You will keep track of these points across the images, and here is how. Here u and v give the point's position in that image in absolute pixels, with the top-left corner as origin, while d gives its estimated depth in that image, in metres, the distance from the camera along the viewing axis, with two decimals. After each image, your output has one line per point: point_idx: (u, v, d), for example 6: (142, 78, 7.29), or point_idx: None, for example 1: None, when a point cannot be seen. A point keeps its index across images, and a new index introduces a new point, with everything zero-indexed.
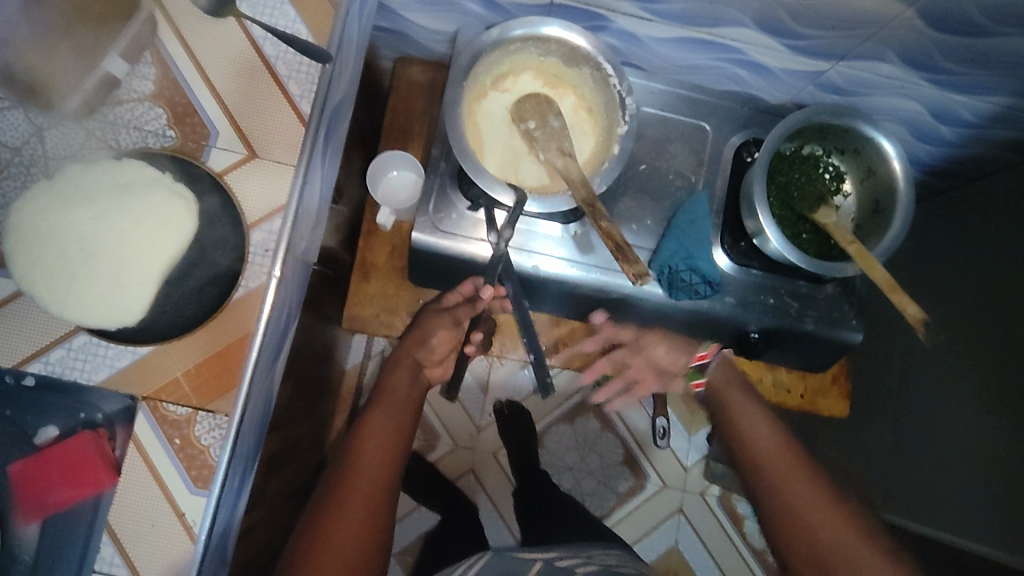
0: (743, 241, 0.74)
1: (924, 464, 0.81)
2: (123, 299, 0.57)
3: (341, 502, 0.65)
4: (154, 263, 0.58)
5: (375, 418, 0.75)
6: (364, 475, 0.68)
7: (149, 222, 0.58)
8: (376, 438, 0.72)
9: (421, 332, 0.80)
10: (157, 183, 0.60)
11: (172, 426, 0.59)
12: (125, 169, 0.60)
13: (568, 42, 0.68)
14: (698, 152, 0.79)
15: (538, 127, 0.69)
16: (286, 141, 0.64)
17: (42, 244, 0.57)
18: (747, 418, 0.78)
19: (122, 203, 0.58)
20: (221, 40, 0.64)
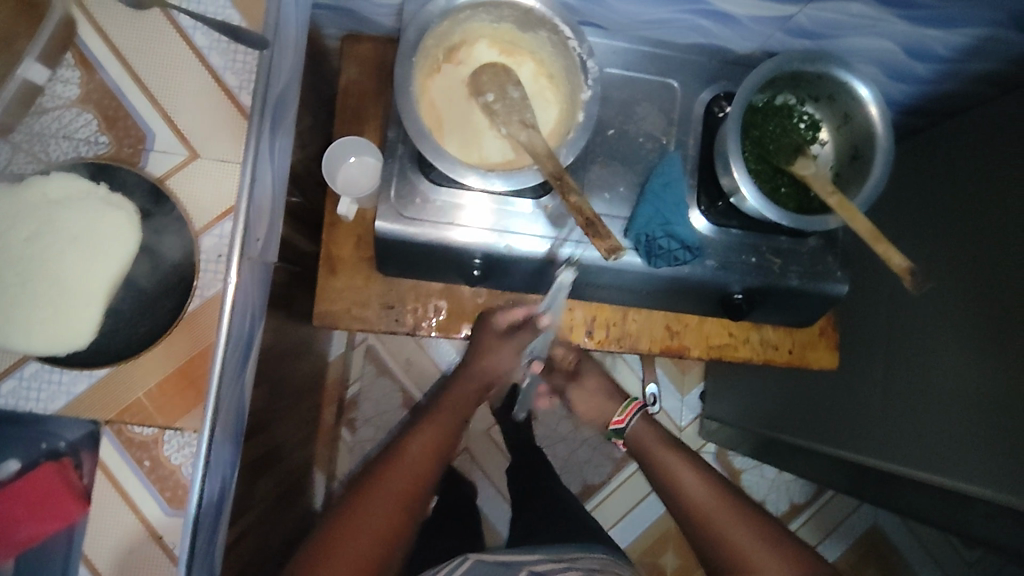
0: (720, 201, 0.72)
1: (917, 409, 0.80)
2: (71, 322, 0.54)
3: (385, 472, 0.68)
4: (102, 280, 0.55)
5: (423, 432, 0.73)
6: (399, 472, 0.68)
7: (91, 238, 0.54)
8: (422, 439, 0.72)
9: (478, 360, 0.79)
10: (90, 196, 0.55)
11: (140, 448, 0.57)
12: (53, 183, 0.55)
13: (521, 6, 0.64)
14: (667, 111, 0.76)
15: (497, 99, 0.66)
16: (230, 138, 0.60)
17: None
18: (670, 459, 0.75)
19: (60, 220, 0.54)
20: (148, 33, 0.59)
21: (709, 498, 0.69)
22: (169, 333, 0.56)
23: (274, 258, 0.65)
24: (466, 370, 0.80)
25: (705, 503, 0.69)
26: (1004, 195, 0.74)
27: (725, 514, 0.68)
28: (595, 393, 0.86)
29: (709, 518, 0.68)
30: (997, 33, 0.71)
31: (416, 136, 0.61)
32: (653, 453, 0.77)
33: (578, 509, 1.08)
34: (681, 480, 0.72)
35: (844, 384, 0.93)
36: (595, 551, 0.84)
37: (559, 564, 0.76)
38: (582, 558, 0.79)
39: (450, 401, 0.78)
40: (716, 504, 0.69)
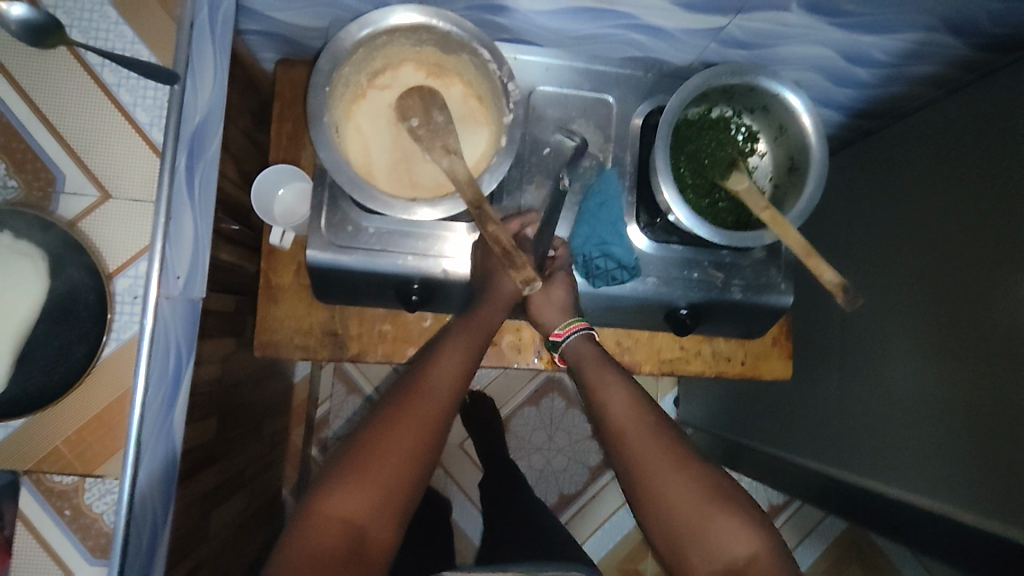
0: (658, 219, 0.70)
1: (874, 407, 0.79)
2: None
3: (402, 413, 0.57)
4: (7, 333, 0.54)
5: (448, 362, 0.62)
6: (417, 416, 0.57)
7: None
8: (444, 375, 0.61)
9: (491, 287, 0.68)
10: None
11: (60, 497, 0.56)
12: None
13: (437, 30, 0.63)
14: (603, 127, 0.75)
15: (421, 124, 0.64)
16: (143, 177, 0.59)
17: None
18: (600, 381, 0.62)
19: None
20: (52, 72, 0.58)
21: (633, 423, 0.58)
22: (85, 380, 0.56)
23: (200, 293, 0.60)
24: (487, 291, 0.68)
25: (631, 430, 0.58)
26: (946, 198, 0.73)
27: (649, 443, 0.57)
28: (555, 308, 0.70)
29: (625, 438, 0.58)
30: (933, 36, 0.70)
31: (331, 166, 0.60)
32: (584, 370, 0.64)
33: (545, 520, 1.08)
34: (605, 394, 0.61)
35: (804, 391, 0.92)
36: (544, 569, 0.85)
37: None
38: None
39: (476, 326, 0.67)
40: (642, 433, 0.58)
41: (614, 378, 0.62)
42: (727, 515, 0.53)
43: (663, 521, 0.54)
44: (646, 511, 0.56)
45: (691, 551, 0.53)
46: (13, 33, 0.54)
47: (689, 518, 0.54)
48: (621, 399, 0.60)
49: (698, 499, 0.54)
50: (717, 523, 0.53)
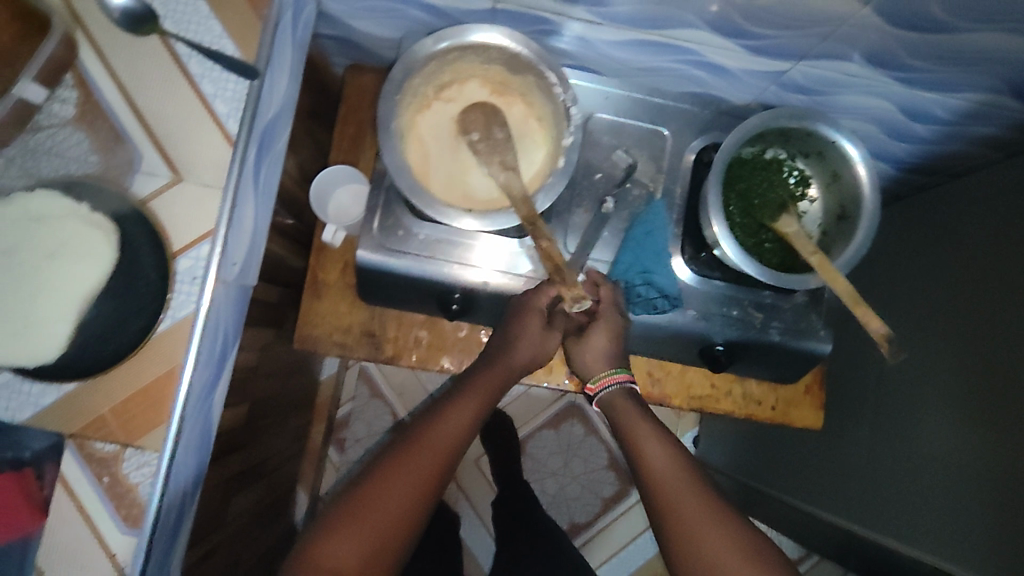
0: (703, 252, 0.70)
1: (902, 471, 0.77)
2: (41, 339, 0.54)
3: (406, 459, 0.58)
4: (69, 305, 0.54)
5: (457, 411, 0.62)
6: (421, 463, 0.58)
7: (63, 258, 0.54)
8: (453, 424, 0.62)
9: (511, 340, 0.68)
10: (71, 215, 0.56)
11: (99, 464, 0.57)
12: (36, 201, 0.55)
13: (507, 50, 0.65)
14: (656, 158, 0.76)
15: (481, 138, 0.67)
16: (214, 163, 0.62)
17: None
18: (638, 433, 0.62)
19: (29, 242, 0.54)
20: (144, 57, 0.62)
21: (673, 479, 0.58)
22: (137, 353, 0.58)
23: (253, 281, 0.65)
24: (507, 342, 0.68)
25: (670, 485, 0.58)
26: (996, 260, 0.72)
27: (689, 499, 0.56)
28: (597, 354, 0.68)
29: (666, 495, 0.57)
30: (997, 98, 0.70)
31: (393, 170, 0.62)
32: (620, 421, 0.65)
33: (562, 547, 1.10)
34: (643, 448, 0.61)
35: (835, 443, 0.90)
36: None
37: None
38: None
39: (490, 376, 0.66)
40: (681, 488, 0.57)
41: (651, 430, 0.62)
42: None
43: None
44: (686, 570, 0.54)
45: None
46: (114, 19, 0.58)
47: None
48: (659, 452, 0.60)
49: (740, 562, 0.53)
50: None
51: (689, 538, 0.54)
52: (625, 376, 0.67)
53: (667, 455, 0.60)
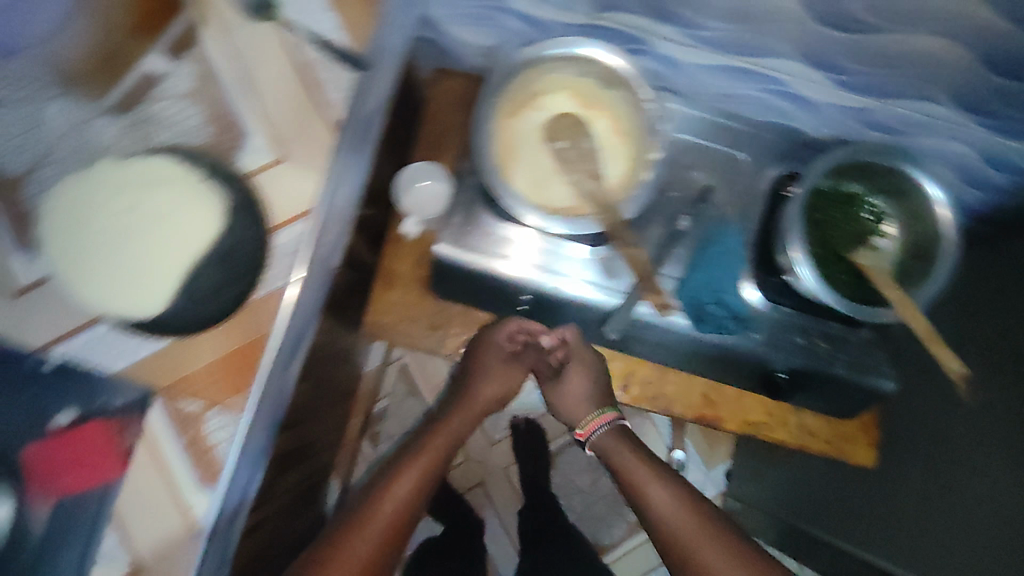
0: (776, 277, 0.70)
1: (936, 515, 0.79)
2: (151, 292, 0.57)
3: (354, 528, 0.70)
4: (167, 257, 0.57)
5: (405, 476, 0.75)
6: (375, 527, 0.70)
7: (175, 221, 0.57)
8: (401, 488, 0.74)
9: (471, 393, 0.85)
10: (187, 181, 0.58)
11: (182, 421, 0.60)
12: (157, 166, 0.58)
13: (605, 64, 0.67)
14: (732, 182, 0.77)
15: (570, 146, 0.70)
16: (317, 146, 0.65)
17: (57, 248, 0.57)
18: (641, 477, 0.76)
19: (133, 197, 0.57)
20: (261, 43, 0.65)
21: (682, 519, 0.71)
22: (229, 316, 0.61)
23: (335, 264, 0.68)
24: (463, 394, 0.85)
25: (683, 525, 0.70)
26: None
27: (703, 536, 0.69)
28: (574, 398, 0.82)
29: (685, 535, 0.69)
30: None
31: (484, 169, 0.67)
32: (621, 463, 0.78)
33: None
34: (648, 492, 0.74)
35: (883, 484, 0.89)
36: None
37: None
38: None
39: (445, 431, 0.83)
40: (693, 529, 0.70)
41: (645, 470, 0.76)
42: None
43: None
44: None
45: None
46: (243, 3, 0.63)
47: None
48: (665, 498, 0.73)
49: None
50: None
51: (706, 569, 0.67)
52: (605, 416, 0.80)
53: (668, 497, 0.73)
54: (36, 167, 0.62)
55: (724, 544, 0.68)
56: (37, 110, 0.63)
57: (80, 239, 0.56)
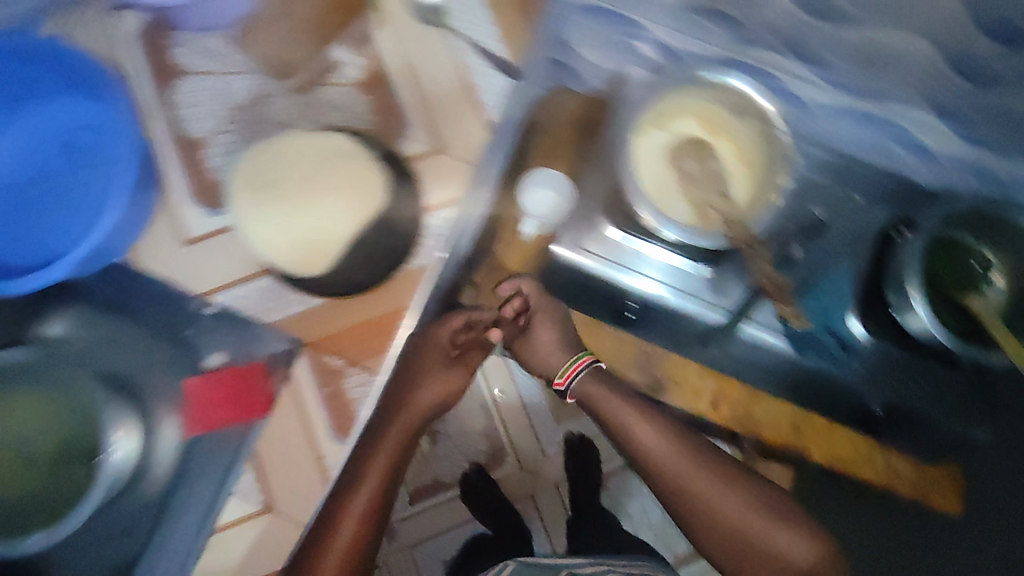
0: (881, 313, 0.73)
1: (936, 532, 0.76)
2: (320, 255, 0.62)
3: (326, 535, 0.72)
4: (336, 231, 0.62)
5: (361, 491, 0.75)
6: (345, 527, 0.73)
7: (350, 194, 0.63)
8: (363, 494, 0.76)
9: (408, 399, 0.81)
10: (364, 162, 0.64)
11: (327, 375, 0.66)
12: (338, 144, 0.64)
13: (744, 93, 0.71)
14: (842, 221, 0.79)
15: (698, 167, 0.73)
16: (467, 142, 0.71)
17: (243, 187, 0.62)
18: (626, 418, 0.80)
19: (324, 169, 0.63)
20: (426, 44, 0.72)
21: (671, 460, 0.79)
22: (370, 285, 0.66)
23: (462, 250, 0.77)
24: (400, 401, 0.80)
25: (671, 465, 0.80)
26: None
27: (692, 470, 0.79)
28: (550, 340, 0.84)
29: (670, 470, 0.80)
30: None
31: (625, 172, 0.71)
32: (598, 405, 0.82)
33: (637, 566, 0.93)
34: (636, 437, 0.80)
35: None
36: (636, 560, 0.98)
37: None
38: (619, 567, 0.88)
39: (386, 445, 0.78)
40: (682, 467, 0.79)
41: (630, 410, 0.81)
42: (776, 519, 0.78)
43: (708, 526, 0.78)
44: (693, 517, 0.79)
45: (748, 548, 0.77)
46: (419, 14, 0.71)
47: (731, 520, 0.78)
48: (646, 433, 0.80)
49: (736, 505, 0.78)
50: (762, 522, 0.78)
51: (689, 489, 0.79)
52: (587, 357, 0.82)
53: (654, 433, 0.80)
54: (216, 134, 0.68)
55: (714, 476, 0.79)
56: (221, 79, 0.69)
57: (266, 187, 0.62)
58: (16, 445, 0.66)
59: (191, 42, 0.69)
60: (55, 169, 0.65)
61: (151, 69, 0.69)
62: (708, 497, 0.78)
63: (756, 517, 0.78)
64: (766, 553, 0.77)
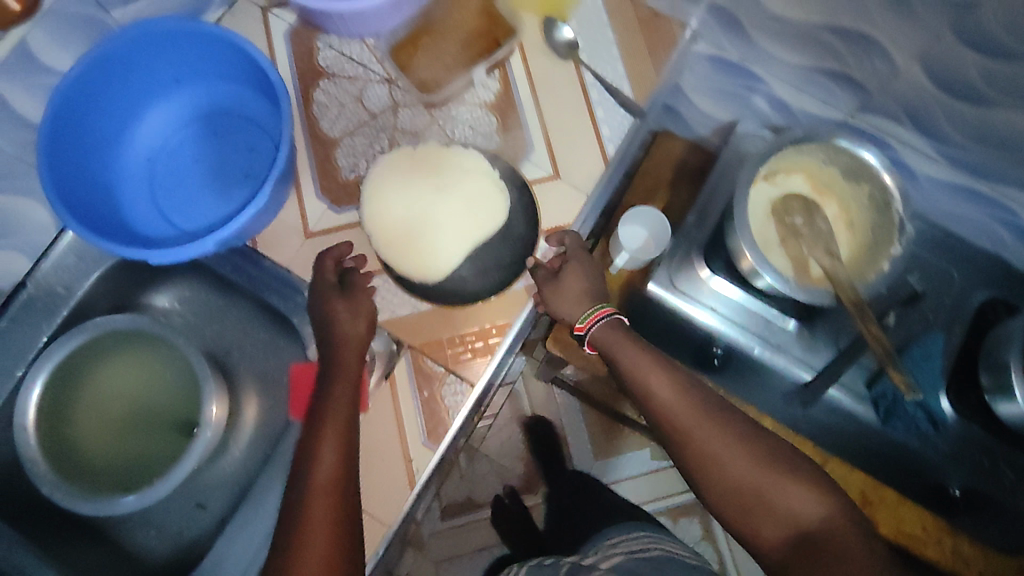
0: (974, 394, 0.75)
1: None
2: (437, 263, 0.65)
3: (305, 518, 0.50)
4: (438, 241, 0.65)
5: (325, 447, 0.54)
6: (320, 510, 0.51)
7: (471, 209, 0.66)
8: (324, 468, 0.53)
9: (335, 323, 0.62)
10: (488, 180, 0.67)
11: (425, 378, 0.68)
12: (467, 160, 0.67)
13: (859, 158, 0.71)
14: (942, 295, 0.78)
15: (805, 224, 0.73)
16: (584, 169, 0.73)
17: (384, 174, 0.67)
18: (634, 358, 0.60)
19: (456, 186, 0.66)
20: (556, 73, 0.75)
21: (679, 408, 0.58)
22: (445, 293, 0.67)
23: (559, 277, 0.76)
24: (331, 346, 0.61)
25: (680, 411, 0.58)
26: None
27: (698, 418, 0.58)
28: (576, 290, 0.64)
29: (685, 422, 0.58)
30: None
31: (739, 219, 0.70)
32: (610, 347, 0.61)
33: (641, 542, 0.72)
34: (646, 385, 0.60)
35: None
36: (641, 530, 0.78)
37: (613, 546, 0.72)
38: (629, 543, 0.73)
39: (343, 378, 0.59)
40: (689, 414, 0.58)
41: (634, 344, 0.60)
42: (791, 479, 0.55)
43: (735, 499, 0.56)
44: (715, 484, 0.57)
45: (768, 515, 0.55)
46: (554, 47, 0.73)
47: (760, 487, 0.55)
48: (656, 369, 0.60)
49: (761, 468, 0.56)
50: (775, 478, 0.55)
51: (726, 455, 0.56)
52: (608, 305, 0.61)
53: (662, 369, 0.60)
54: (349, 137, 0.73)
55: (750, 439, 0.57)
56: (361, 86, 0.73)
57: (403, 179, 0.67)
58: (130, 398, 0.72)
59: (337, 48, 0.74)
60: (204, 154, 0.71)
61: (298, 69, 0.74)
62: (727, 459, 0.56)
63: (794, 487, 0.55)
64: (772, 515, 0.55)
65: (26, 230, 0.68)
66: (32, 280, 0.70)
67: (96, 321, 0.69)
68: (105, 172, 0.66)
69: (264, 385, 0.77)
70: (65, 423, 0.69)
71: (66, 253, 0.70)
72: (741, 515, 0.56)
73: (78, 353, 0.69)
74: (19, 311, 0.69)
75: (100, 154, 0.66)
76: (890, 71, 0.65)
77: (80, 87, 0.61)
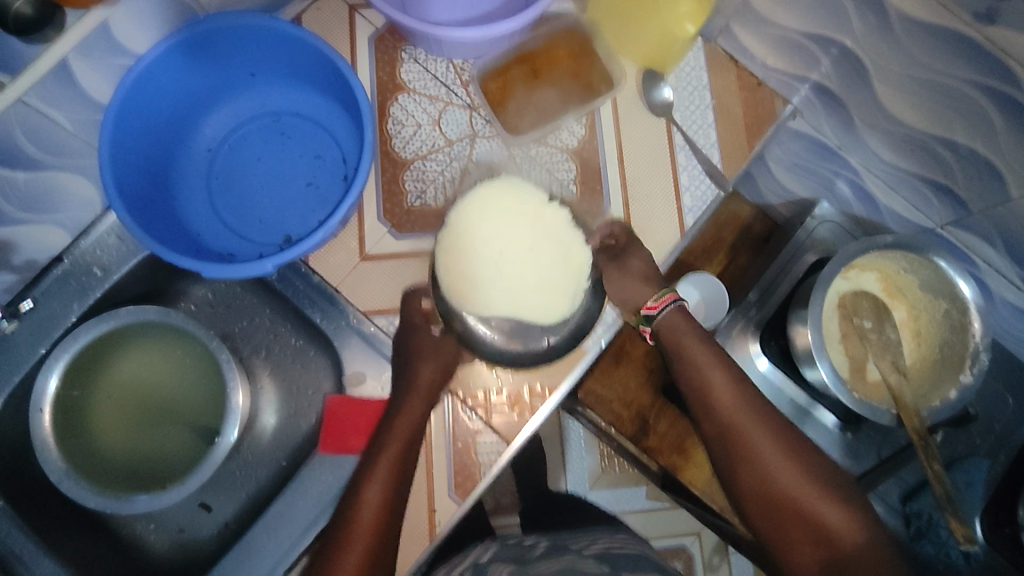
0: (1007, 526, 0.70)
1: None
2: (473, 296, 0.64)
3: (345, 541, 0.57)
4: (472, 256, 0.63)
5: (373, 481, 0.59)
6: (355, 547, 0.56)
7: (536, 283, 0.63)
8: (372, 491, 0.58)
9: (410, 362, 0.64)
10: (570, 279, 0.64)
11: (462, 431, 0.66)
12: (570, 255, 0.64)
13: (948, 275, 0.67)
14: (992, 419, 0.75)
15: (875, 330, 0.69)
16: (660, 234, 0.69)
17: (554, 216, 0.64)
18: (698, 359, 0.63)
19: (532, 284, 0.63)
20: (644, 127, 0.71)
21: (735, 410, 0.61)
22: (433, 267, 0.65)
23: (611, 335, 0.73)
24: (405, 374, 0.63)
25: (733, 411, 0.61)
26: None
27: (750, 422, 0.61)
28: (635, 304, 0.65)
29: (734, 420, 0.61)
30: None
31: (811, 315, 0.66)
32: (676, 341, 0.64)
33: (613, 540, 0.76)
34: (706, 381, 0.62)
35: None
36: (618, 531, 0.81)
37: (597, 547, 0.72)
38: (603, 540, 0.76)
39: (408, 410, 0.62)
40: (744, 414, 0.61)
41: (703, 348, 0.63)
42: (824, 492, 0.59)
43: (769, 500, 0.60)
44: (751, 489, 0.60)
45: (795, 520, 0.59)
46: (647, 103, 0.71)
47: (791, 493, 0.59)
48: (718, 373, 0.63)
49: (799, 477, 0.60)
50: (809, 487, 0.59)
51: (765, 459, 0.60)
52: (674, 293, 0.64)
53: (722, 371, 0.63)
54: (420, 160, 0.70)
55: (787, 445, 0.61)
56: (440, 108, 0.70)
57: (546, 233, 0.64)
58: (152, 392, 0.70)
59: (421, 63, 0.71)
60: (266, 150, 0.68)
61: (377, 79, 0.70)
62: (768, 463, 0.60)
63: (822, 496, 0.59)
64: (801, 521, 0.58)
65: (69, 207, 0.64)
66: (69, 256, 0.66)
67: (128, 310, 0.66)
68: (164, 158, 0.64)
69: (287, 393, 0.72)
70: (81, 409, 0.67)
71: (106, 233, 0.67)
72: (773, 521, 0.60)
73: (105, 340, 0.67)
74: (50, 286, 0.66)
75: (161, 140, 0.63)
76: (1001, 196, 0.62)
77: (155, 72, 0.58)
